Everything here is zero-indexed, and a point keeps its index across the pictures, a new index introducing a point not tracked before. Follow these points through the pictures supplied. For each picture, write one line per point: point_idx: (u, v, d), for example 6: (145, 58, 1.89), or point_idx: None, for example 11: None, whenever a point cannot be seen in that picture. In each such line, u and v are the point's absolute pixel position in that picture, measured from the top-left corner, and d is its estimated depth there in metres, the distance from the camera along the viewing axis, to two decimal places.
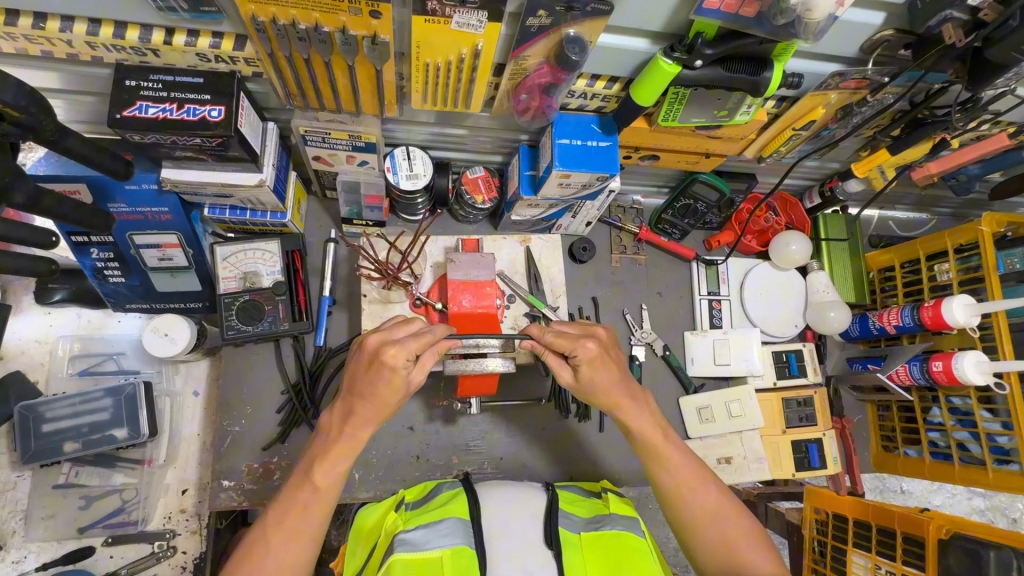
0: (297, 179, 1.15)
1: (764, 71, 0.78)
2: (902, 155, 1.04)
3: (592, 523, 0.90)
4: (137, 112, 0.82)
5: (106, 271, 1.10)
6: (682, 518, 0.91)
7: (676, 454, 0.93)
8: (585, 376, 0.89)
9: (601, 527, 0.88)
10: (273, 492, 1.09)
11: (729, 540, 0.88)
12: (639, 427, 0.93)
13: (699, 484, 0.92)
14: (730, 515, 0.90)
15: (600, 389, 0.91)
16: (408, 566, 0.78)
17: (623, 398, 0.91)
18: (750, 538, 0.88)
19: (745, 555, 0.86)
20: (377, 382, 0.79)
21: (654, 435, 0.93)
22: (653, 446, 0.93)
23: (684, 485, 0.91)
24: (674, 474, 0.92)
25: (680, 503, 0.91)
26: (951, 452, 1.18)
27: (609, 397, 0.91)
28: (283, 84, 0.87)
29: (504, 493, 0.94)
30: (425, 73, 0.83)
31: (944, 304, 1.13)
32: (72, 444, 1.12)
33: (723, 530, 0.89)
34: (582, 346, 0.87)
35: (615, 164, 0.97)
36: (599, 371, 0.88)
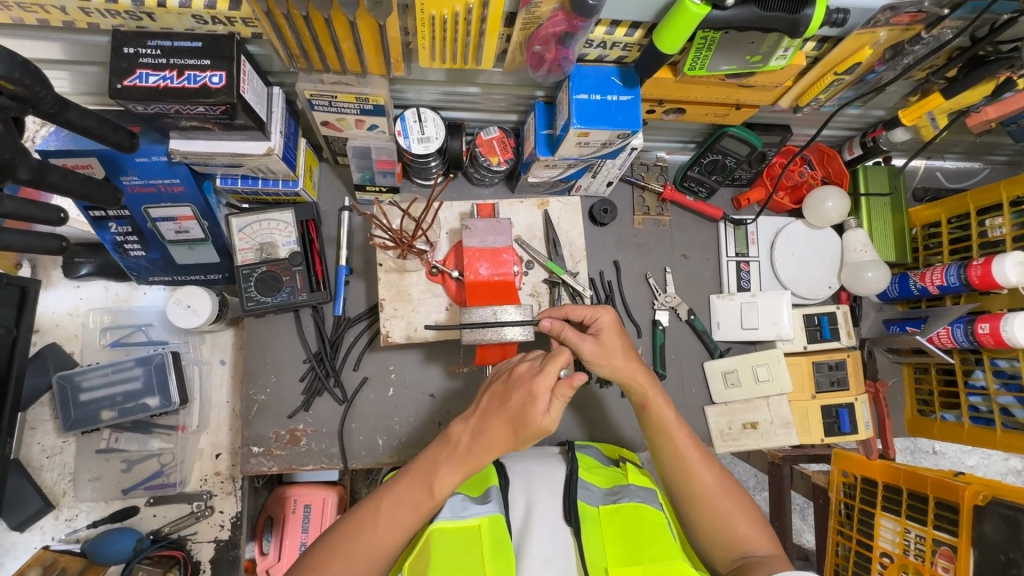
0: (307, 146, 1.12)
1: (805, 8, 0.70)
2: (959, 99, 0.94)
3: (611, 497, 0.90)
4: (137, 81, 0.79)
5: (126, 246, 1.11)
6: (683, 492, 0.91)
7: (679, 430, 0.93)
8: (605, 345, 0.92)
9: (620, 499, 0.88)
10: (301, 457, 1.13)
11: (726, 515, 0.88)
12: (651, 405, 0.93)
13: (701, 460, 0.92)
14: (728, 490, 0.90)
15: (617, 363, 0.92)
16: (447, 533, 0.78)
17: (638, 371, 0.93)
18: (745, 514, 0.89)
19: (741, 530, 0.87)
20: (521, 416, 0.78)
21: (661, 412, 0.94)
22: (660, 423, 0.93)
23: (687, 461, 0.91)
24: (677, 449, 0.92)
25: (682, 478, 0.91)
26: (994, 416, 1.13)
27: (627, 370, 0.93)
28: (284, 44, 0.82)
29: (522, 470, 0.95)
30: (430, 28, 0.78)
31: (995, 263, 1.06)
32: (109, 412, 1.17)
33: (721, 506, 0.89)
34: (603, 313, 0.94)
35: (637, 120, 0.91)
36: (619, 337, 0.93)
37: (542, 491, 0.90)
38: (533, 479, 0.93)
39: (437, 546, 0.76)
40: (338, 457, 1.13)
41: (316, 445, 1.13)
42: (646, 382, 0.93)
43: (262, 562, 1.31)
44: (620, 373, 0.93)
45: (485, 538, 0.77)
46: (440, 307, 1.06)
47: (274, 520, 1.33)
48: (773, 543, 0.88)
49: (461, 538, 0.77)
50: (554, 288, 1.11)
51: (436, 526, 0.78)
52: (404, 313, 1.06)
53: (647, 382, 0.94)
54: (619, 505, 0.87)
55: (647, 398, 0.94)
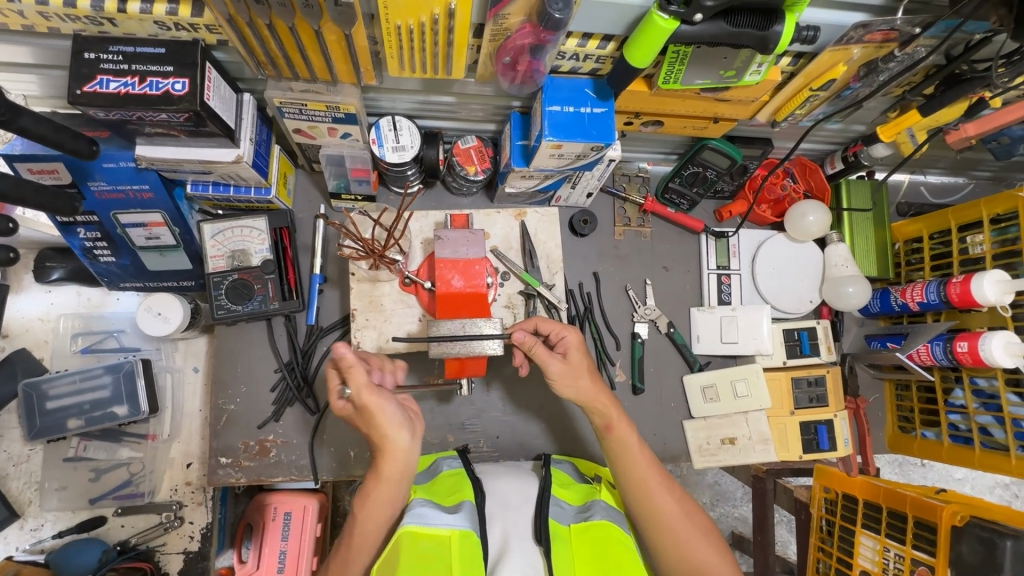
0: (281, 153, 1.11)
1: (775, 25, 0.69)
2: (936, 116, 0.93)
3: (582, 514, 0.89)
4: (98, 87, 0.77)
5: (96, 251, 1.09)
6: (644, 519, 0.87)
7: (641, 453, 0.90)
8: (571, 364, 0.92)
9: (591, 516, 0.86)
10: (270, 469, 1.11)
11: (688, 541, 0.86)
12: (615, 425, 0.91)
13: (661, 486, 0.89)
14: (690, 515, 0.88)
15: (582, 384, 0.91)
16: (416, 539, 0.76)
17: (602, 394, 0.92)
18: (707, 538, 0.87)
19: (702, 556, 0.86)
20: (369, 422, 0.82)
21: (622, 435, 0.91)
22: (622, 444, 0.91)
23: (648, 485, 0.88)
24: (638, 473, 0.88)
25: (639, 502, 0.88)
26: (972, 436, 1.12)
27: (593, 394, 0.92)
28: (249, 51, 0.81)
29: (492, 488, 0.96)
30: (396, 38, 0.76)
31: (973, 280, 1.05)
32: (76, 420, 1.14)
33: (682, 531, 0.86)
34: (570, 331, 0.94)
35: (611, 133, 0.90)
36: (584, 358, 0.93)
37: (518, 509, 0.90)
38: (507, 499, 0.92)
39: (401, 555, 0.74)
40: (308, 469, 1.11)
41: (286, 457, 1.11)
42: (608, 404, 0.92)
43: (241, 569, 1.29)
44: (584, 395, 0.92)
45: (454, 550, 0.75)
46: (413, 318, 1.05)
47: (253, 527, 1.31)
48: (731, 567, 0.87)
49: (429, 545, 0.76)
50: (530, 300, 1.09)
51: (405, 531, 0.77)
52: (376, 323, 1.05)
53: (610, 405, 0.92)
54: (591, 522, 0.84)
55: (609, 417, 0.92)
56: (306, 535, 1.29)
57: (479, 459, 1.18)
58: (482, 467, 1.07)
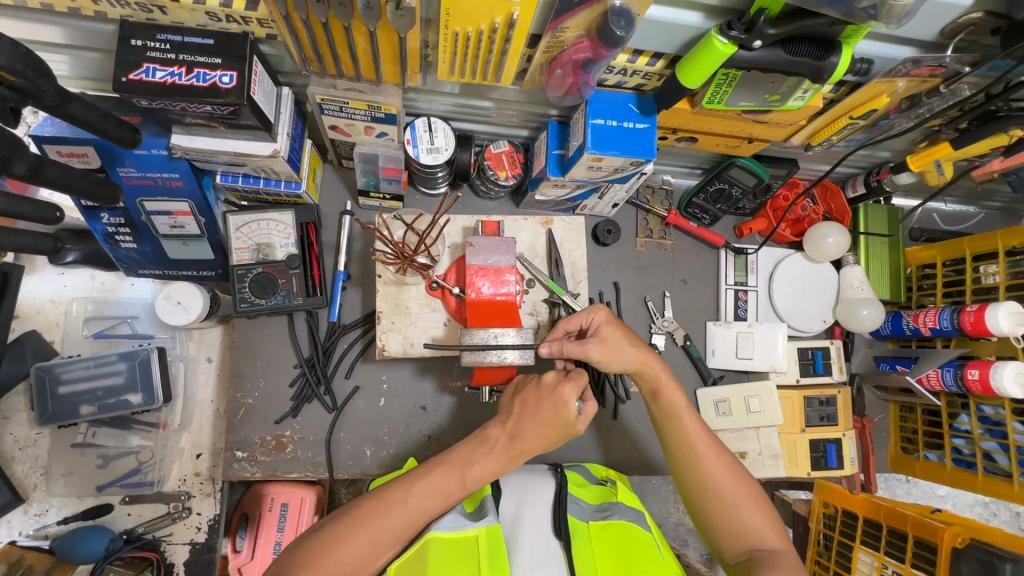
0: (312, 147, 1.10)
1: (831, 55, 0.70)
2: (966, 150, 0.95)
3: (600, 512, 0.93)
4: (144, 76, 0.76)
5: (117, 237, 1.07)
6: (695, 481, 0.89)
7: (691, 415, 0.92)
8: (608, 341, 0.91)
9: (610, 516, 0.90)
10: (286, 464, 1.10)
11: (736, 504, 0.87)
12: (664, 389, 0.93)
13: (710, 449, 0.90)
14: (740, 480, 0.89)
15: (625, 354, 0.92)
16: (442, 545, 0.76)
17: (649, 358, 0.93)
18: (756, 504, 0.88)
19: (751, 522, 0.86)
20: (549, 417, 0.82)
21: (673, 397, 0.93)
22: (671, 407, 0.93)
23: (698, 446, 0.90)
24: (688, 434, 0.91)
25: (690, 466, 0.90)
26: (976, 461, 1.15)
27: (639, 359, 0.93)
28: (298, 47, 0.80)
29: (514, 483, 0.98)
30: (451, 42, 0.76)
31: (988, 311, 1.08)
32: (89, 407, 1.12)
33: (733, 495, 0.88)
34: (597, 311, 0.93)
35: (651, 149, 0.90)
36: (619, 331, 0.93)
37: (534, 507, 0.91)
38: (526, 495, 0.94)
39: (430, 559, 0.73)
40: (323, 466, 1.11)
41: (302, 453, 1.11)
42: (658, 368, 0.94)
43: (235, 559, 1.22)
44: (631, 362, 0.92)
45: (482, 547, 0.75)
46: (438, 322, 1.05)
47: (249, 518, 1.26)
48: (782, 537, 0.86)
49: (458, 550, 0.75)
50: (554, 308, 1.10)
51: (431, 536, 0.77)
52: (402, 326, 1.05)
53: (658, 369, 0.94)
54: (609, 521, 0.88)
55: (657, 382, 0.94)
56: (303, 526, 1.25)
57: None
58: None
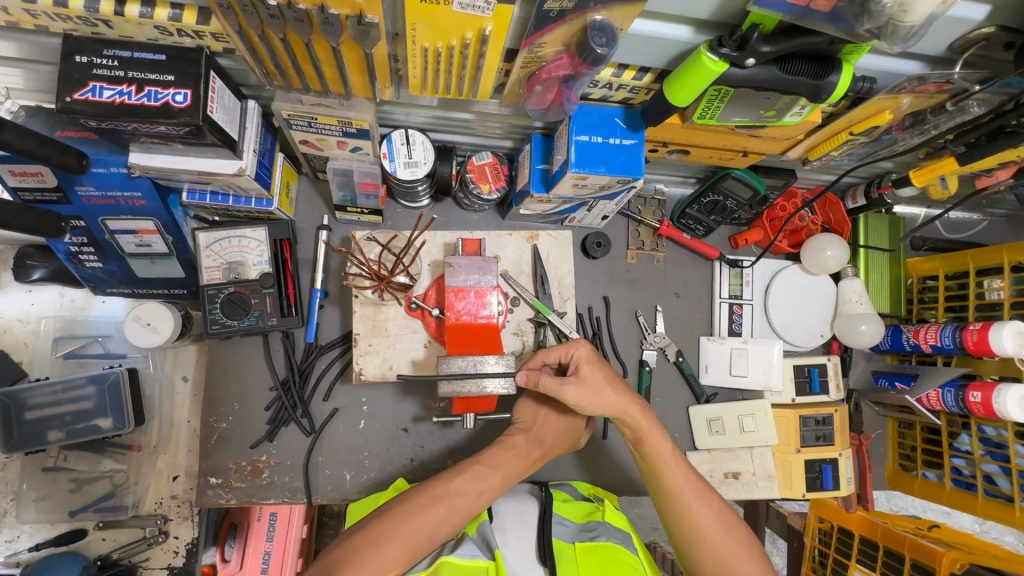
0: (285, 161, 1.04)
1: (830, 74, 0.64)
2: (972, 166, 0.90)
3: (586, 533, 0.89)
4: (90, 95, 0.70)
5: (81, 256, 1.02)
6: (684, 531, 0.87)
7: (675, 462, 0.91)
8: (588, 383, 0.89)
9: (596, 537, 0.87)
10: (262, 490, 1.06)
11: (727, 554, 0.85)
12: (646, 437, 0.91)
13: (697, 498, 0.88)
14: (731, 528, 0.87)
15: (606, 398, 0.89)
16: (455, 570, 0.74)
17: (631, 404, 0.91)
18: (749, 553, 0.85)
19: (744, 572, 0.84)
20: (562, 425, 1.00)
21: (657, 445, 0.91)
22: (656, 456, 0.91)
23: (684, 495, 0.88)
24: (673, 483, 0.89)
25: (678, 517, 0.88)
26: (975, 482, 1.12)
27: (619, 405, 0.90)
28: (258, 61, 0.75)
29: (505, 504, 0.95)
30: (420, 58, 0.71)
31: (992, 330, 1.03)
32: (57, 433, 1.07)
33: (723, 545, 0.86)
34: (578, 347, 0.91)
35: (639, 166, 0.85)
36: (598, 371, 0.90)
37: (516, 532, 0.88)
38: (510, 519, 0.91)
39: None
40: (301, 491, 1.07)
41: (278, 478, 1.07)
42: (638, 415, 0.91)
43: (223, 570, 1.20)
44: (612, 408, 0.90)
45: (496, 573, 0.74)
46: (418, 345, 1.01)
47: (237, 527, 1.24)
48: None
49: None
50: (540, 329, 1.05)
51: (444, 561, 0.76)
52: (380, 349, 1.00)
53: (639, 415, 0.91)
54: (596, 543, 0.85)
55: (640, 429, 0.92)
56: (293, 535, 1.21)
57: None
58: None
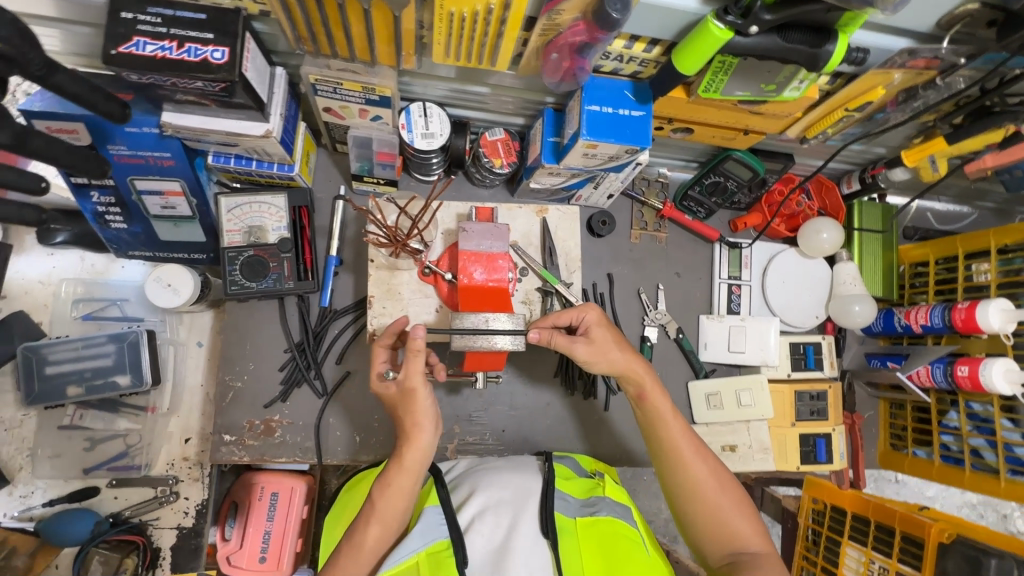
0: (306, 131, 1.09)
1: (827, 43, 0.69)
2: (960, 146, 0.96)
3: (587, 508, 0.91)
4: (133, 49, 0.74)
5: (107, 217, 1.06)
6: (679, 485, 0.91)
7: (675, 420, 0.94)
8: (597, 344, 0.93)
9: (597, 512, 0.90)
10: (274, 449, 1.10)
11: (720, 509, 0.89)
12: (648, 394, 0.94)
13: (695, 454, 0.92)
14: (724, 486, 0.91)
15: (613, 356, 0.94)
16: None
17: (636, 362, 0.94)
18: (740, 509, 0.90)
19: (735, 526, 0.88)
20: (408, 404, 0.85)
21: (658, 403, 0.94)
22: (657, 412, 0.94)
23: (681, 452, 0.91)
24: (672, 439, 0.92)
25: (676, 471, 0.91)
26: (963, 457, 1.16)
27: (626, 363, 0.94)
28: (292, 25, 0.79)
29: (506, 481, 0.93)
30: (446, 24, 0.75)
31: (979, 308, 1.08)
32: (76, 388, 1.11)
33: (717, 500, 0.89)
34: (590, 311, 0.95)
35: (646, 137, 0.90)
36: (607, 332, 0.95)
37: (515, 505, 0.87)
38: (503, 494, 0.89)
39: None
40: (312, 451, 1.11)
41: (290, 438, 1.10)
42: (643, 372, 0.94)
43: (223, 548, 1.20)
44: (619, 366, 0.94)
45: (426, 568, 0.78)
46: (430, 309, 1.05)
47: (237, 506, 1.23)
48: (765, 539, 0.88)
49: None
50: (547, 298, 1.10)
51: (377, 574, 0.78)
52: (393, 311, 1.04)
53: (644, 372, 0.95)
54: (597, 517, 0.87)
55: (643, 386, 0.95)
56: (293, 516, 1.22)
57: (483, 451, 1.19)
58: (491, 462, 1.04)
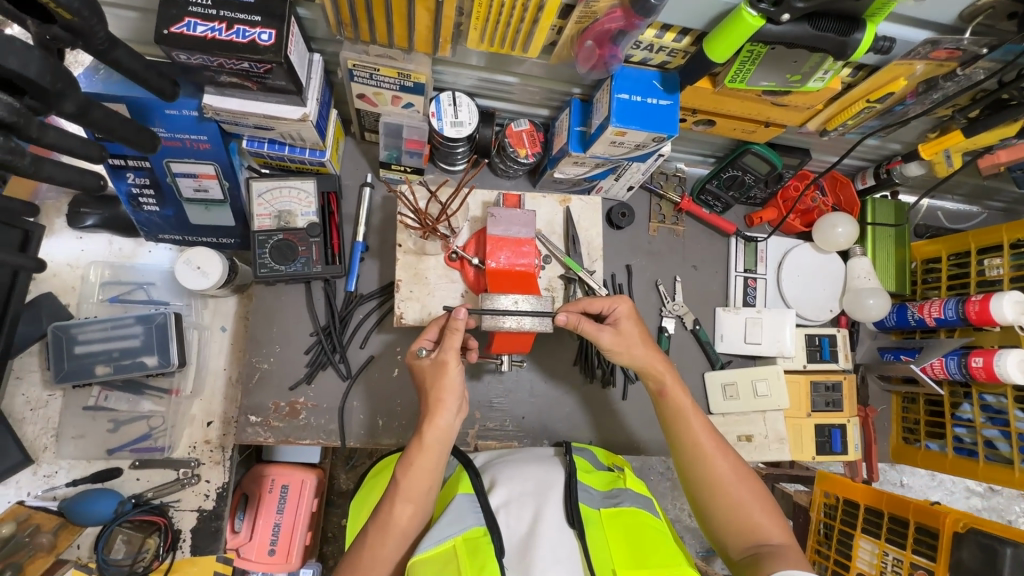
0: (337, 118, 1.12)
1: (855, 32, 0.72)
2: (975, 139, 0.99)
3: (609, 500, 0.91)
4: (185, 30, 0.77)
5: (141, 199, 1.08)
6: (700, 480, 0.91)
7: (696, 415, 0.94)
8: (624, 335, 0.95)
9: (620, 503, 0.90)
10: (298, 431, 1.11)
11: (741, 503, 0.89)
12: (669, 390, 0.95)
13: (715, 448, 0.92)
14: (745, 481, 0.91)
15: (636, 352, 0.95)
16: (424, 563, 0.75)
17: (658, 360, 0.96)
18: (762, 503, 0.90)
19: (757, 520, 0.88)
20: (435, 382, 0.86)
21: (680, 398, 0.95)
22: (677, 408, 0.95)
23: (702, 446, 0.92)
24: (693, 433, 0.93)
25: (697, 465, 0.92)
26: (977, 449, 1.17)
27: (648, 359, 0.96)
28: (335, 10, 0.82)
29: (525, 474, 0.93)
30: (486, 10, 0.78)
31: (993, 300, 1.11)
32: (103, 367, 1.13)
33: (738, 494, 0.89)
34: (620, 302, 0.97)
35: (673, 125, 0.92)
36: (636, 327, 0.96)
37: (539, 495, 0.87)
38: (524, 485, 0.89)
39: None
40: (336, 433, 1.12)
41: (314, 420, 1.12)
42: (663, 369, 0.96)
43: (234, 539, 1.29)
44: (641, 363, 0.96)
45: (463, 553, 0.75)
46: (455, 293, 1.07)
47: (249, 498, 1.31)
48: (787, 533, 0.88)
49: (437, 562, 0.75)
50: (570, 285, 1.12)
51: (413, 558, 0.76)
52: (420, 295, 1.06)
53: (665, 370, 0.96)
54: (620, 509, 0.88)
55: (664, 383, 0.96)
56: (302, 509, 1.31)
57: (502, 437, 1.20)
58: (512, 454, 1.04)
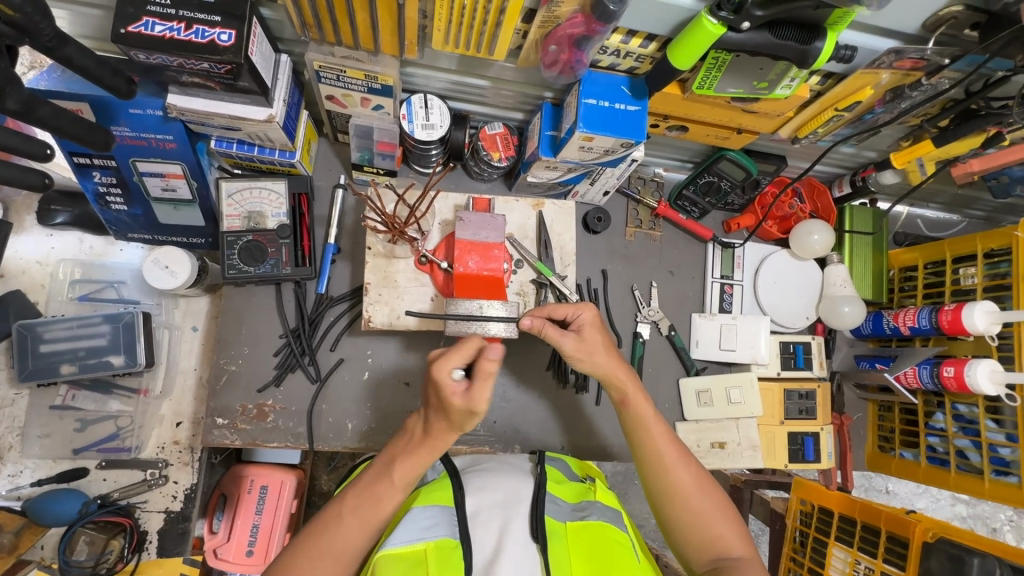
0: (308, 119, 1.11)
1: (815, 40, 0.72)
2: (946, 147, 0.99)
3: (578, 513, 0.88)
4: (143, 28, 0.76)
5: (108, 198, 1.08)
6: (661, 491, 0.90)
7: (657, 425, 0.94)
8: (586, 341, 0.94)
9: (588, 516, 0.86)
10: (265, 433, 1.10)
11: (702, 514, 0.89)
12: (631, 399, 0.94)
13: (677, 459, 0.92)
14: (706, 491, 0.90)
15: (598, 359, 0.94)
16: (394, 561, 0.74)
17: (620, 368, 0.95)
18: (723, 513, 0.90)
19: (718, 530, 0.88)
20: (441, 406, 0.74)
21: (641, 407, 0.94)
22: (639, 417, 0.94)
23: (663, 457, 0.91)
24: (654, 445, 0.92)
25: (658, 476, 0.91)
26: (949, 458, 1.17)
27: (610, 367, 0.94)
28: (298, 12, 0.81)
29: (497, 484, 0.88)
30: (448, 12, 0.78)
31: (965, 309, 1.10)
32: (69, 366, 1.12)
33: (699, 505, 0.89)
34: (585, 310, 0.96)
35: (642, 131, 0.92)
36: (599, 335, 0.95)
37: (503, 506, 0.84)
38: (492, 495, 0.85)
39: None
40: (304, 436, 1.11)
41: (283, 423, 1.11)
42: (626, 378, 0.95)
43: (210, 540, 1.27)
44: (602, 369, 0.94)
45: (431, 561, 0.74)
46: (425, 297, 1.06)
47: (227, 499, 1.30)
48: (747, 543, 0.88)
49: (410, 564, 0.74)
50: (541, 290, 1.11)
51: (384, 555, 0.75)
52: (388, 299, 1.05)
53: (627, 379, 0.95)
54: (587, 521, 0.84)
55: (626, 392, 0.95)
56: (281, 510, 1.30)
57: (473, 442, 1.19)
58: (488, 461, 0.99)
